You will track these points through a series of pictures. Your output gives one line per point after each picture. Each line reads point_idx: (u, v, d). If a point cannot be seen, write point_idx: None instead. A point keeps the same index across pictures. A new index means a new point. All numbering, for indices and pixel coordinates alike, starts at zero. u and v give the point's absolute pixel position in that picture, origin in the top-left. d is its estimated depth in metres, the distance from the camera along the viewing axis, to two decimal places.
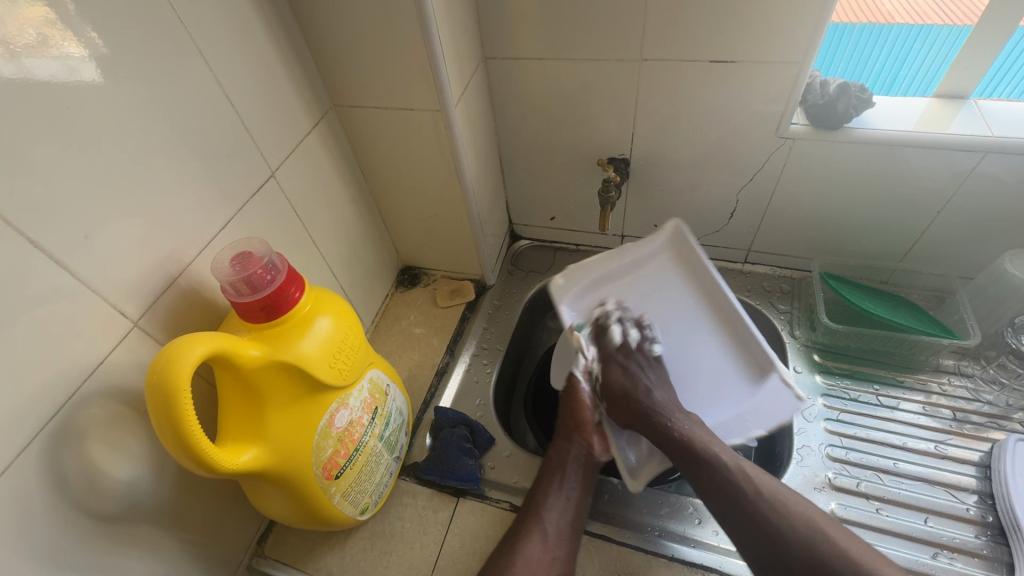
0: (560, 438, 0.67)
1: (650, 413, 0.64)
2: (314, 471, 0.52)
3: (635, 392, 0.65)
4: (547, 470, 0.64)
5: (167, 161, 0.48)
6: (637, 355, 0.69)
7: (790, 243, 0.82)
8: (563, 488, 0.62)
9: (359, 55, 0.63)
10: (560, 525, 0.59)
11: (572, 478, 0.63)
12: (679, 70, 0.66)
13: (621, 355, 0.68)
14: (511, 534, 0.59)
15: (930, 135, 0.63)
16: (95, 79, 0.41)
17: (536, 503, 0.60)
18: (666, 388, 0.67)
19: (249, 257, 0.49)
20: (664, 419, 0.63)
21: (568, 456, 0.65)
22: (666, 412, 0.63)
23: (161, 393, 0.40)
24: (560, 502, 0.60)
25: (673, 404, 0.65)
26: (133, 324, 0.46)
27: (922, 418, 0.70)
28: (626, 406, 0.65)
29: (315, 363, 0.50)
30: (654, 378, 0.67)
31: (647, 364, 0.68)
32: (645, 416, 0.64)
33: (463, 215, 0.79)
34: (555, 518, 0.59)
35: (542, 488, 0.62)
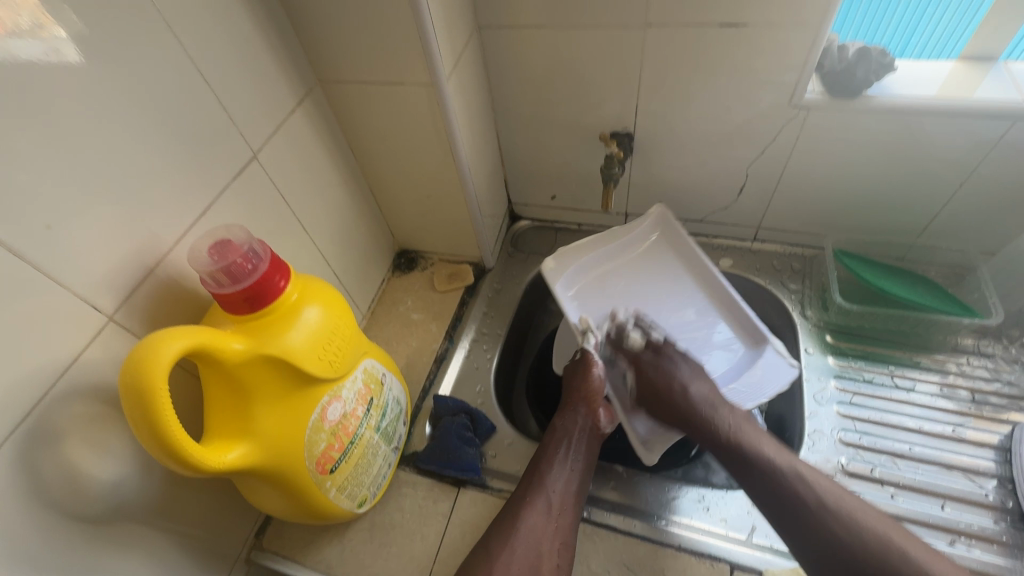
0: (565, 406, 0.65)
1: (693, 412, 0.61)
2: (307, 467, 0.50)
3: (670, 392, 0.63)
4: (550, 438, 0.62)
5: (138, 144, 0.45)
6: (664, 351, 0.66)
7: (802, 219, 0.78)
8: (568, 459, 0.60)
9: (342, 26, 0.58)
10: (565, 497, 0.57)
11: (577, 449, 0.61)
12: (685, 37, 0.62)
13: (648, 357, 0.66)
14: (512, 503, 0.57)
15: (954, 103, 0.59)
16: (77, 60, 0.40)
17: (539, 471, 0.59)
18: (702, 380, 0.63)
19: (227, 245, 0.46)
20: (708, 416, 0.60)
21: (575, 428, 0.63)
22: (706, 408, 0.61)
23: (135, 390, 0.38)
24: (564, 471, 0.59)
25: (712, 395, 0.62)
26: (109, 319, 0.43)
27: (940, 400, 0.67)
28: (663, 408, 0.63)
29: (304, 355, 0.47)
30: (689, 370, 0.64)
31: (680, 358, 0.65)
32: (686, 416, 0.61)
33: (459, 196, 0.76)
34: (560, 489, 0.58)
35: (545, 456, 0.60)
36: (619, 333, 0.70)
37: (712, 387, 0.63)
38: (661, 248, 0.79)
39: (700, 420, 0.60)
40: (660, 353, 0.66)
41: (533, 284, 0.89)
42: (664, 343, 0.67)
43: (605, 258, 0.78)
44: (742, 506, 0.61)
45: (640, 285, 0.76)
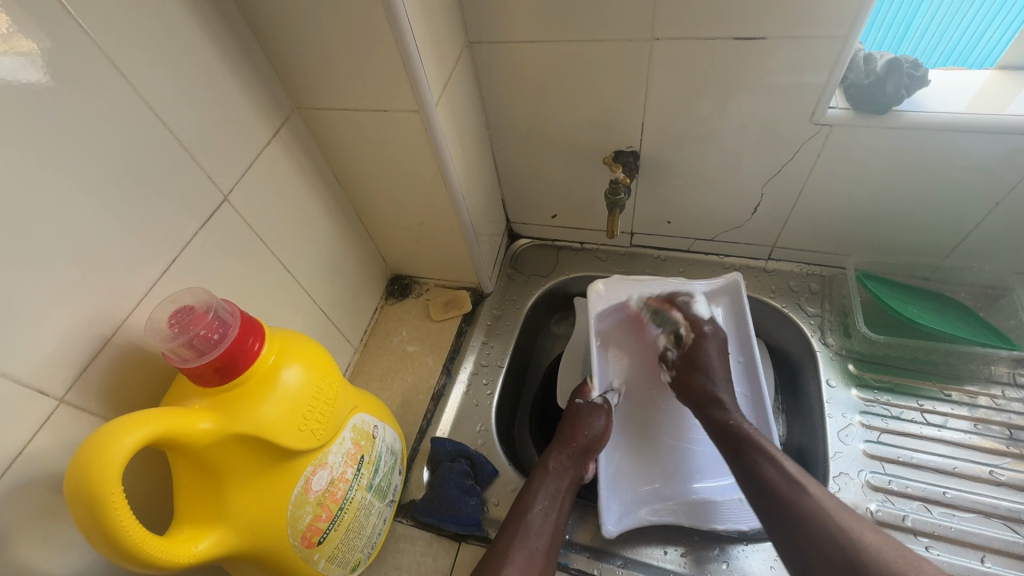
0: (561, 450, 0.62)
1: (710, 405, 0.62)
2: (290, 543, 0.46)
3: (699, 375, 0.64)
4: (539, 484, 0.59)
5: (84, 199, 0.40)
6: (709, 334, 0.66)
7: (822, 237, 0.73)
8: (554, 509, 0.57)
9: (317, 51, 0.53)
10: (545, 552, 0.54)
11: (564, 501, 0.58)
12: (694, 52, 0.57)
13: (690, 339, 0.66)
14: (491, 555, 0.53)
15: (991, 119, 0.54)
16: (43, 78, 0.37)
17: (524, 519, 0.55)
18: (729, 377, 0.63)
19: (191, 313, 0.41)
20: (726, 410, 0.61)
21: (563, 479, 0.60)
22: (729, 405, 0.61)
23: (83, 496, 0.33)
24: (549, 524, 0.56)
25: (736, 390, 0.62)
26: (59, 402, 0.40)
27: (973, 437, 0.63)
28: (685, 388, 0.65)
29: (283, 427, 0.42)
30: (722, 363, 0.64)
31: (716, 342, 0.66)
32: (708, 405, 0.62)
33: (453, 223, 0.71)
34: (542, 543, 0.54)
35: (531, 503, 0.57)
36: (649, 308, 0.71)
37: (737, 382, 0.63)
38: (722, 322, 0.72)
39: (726, 411, 0.61)
40: (703, 336, 0.66)
41: (534, 308, 0.84)
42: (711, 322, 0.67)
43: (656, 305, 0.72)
44: (762, 561, 0.58)
45: None
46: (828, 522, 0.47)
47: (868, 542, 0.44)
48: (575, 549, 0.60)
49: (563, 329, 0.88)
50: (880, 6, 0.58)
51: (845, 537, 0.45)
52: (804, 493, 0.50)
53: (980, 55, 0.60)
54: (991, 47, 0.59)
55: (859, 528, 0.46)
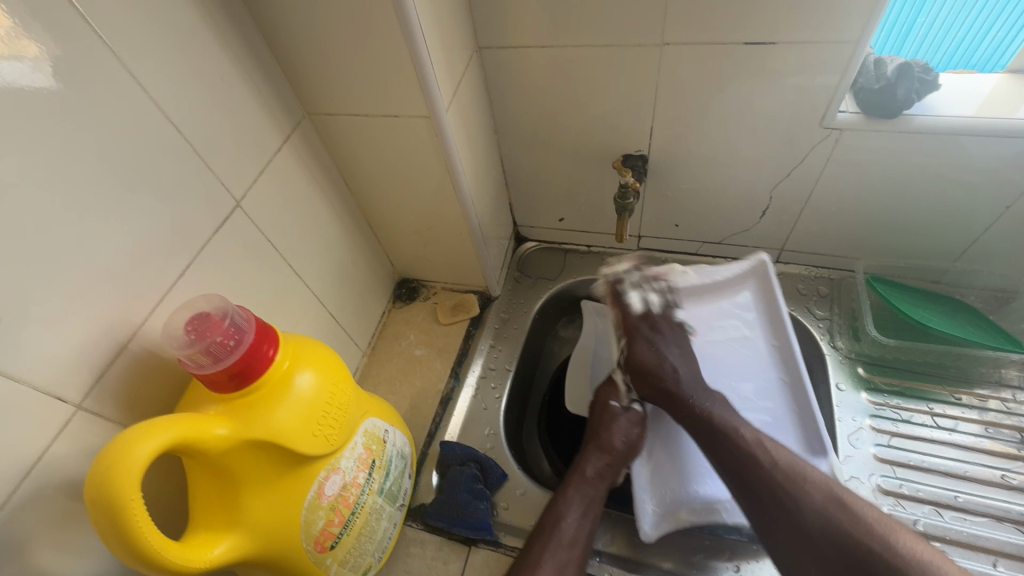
0: (595, 458, 0.61)
1: (676, 391, 0.61)
2: (304, 548, 0.46)
3: (649, 366, 0.63)
4: (573, 492, 0.59)
5: (99, 206, 0.41)
6: (654, 324, 0.67)
7: (831, 240, 0.73)
8: (586, 518, 0.57)
9: (329, 58, 0.54)
10: (576, 561, 0.54)
11: (596, 509, 0.58)
12: (703, 56, 0.57)
13: (641, 325, 0.66)
14: (524, 564, 0.53)
15: (1002, 123, 0.54)
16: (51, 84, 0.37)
17: (558, 528, 0.55)
18: (688, 362, 0.64)
19: (206, 320, 0.42)
20: (687, 398, 0.60)
21: (596, 487, 0.60)
22: (690, 389, 0.61)
23: (102, 501, 0.33)
24: (582, 532, 0.56)
25: (694, 380, 0.62)
26: (77, 408, 0.40)
27: (983, 441, 0.63)
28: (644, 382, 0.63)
29: (297, 433, 0.43)
30: (677, 353, 0.64)
31: (665, 333, 0.66)
32: (666, 391, 0.62)
33: (462, 227, 0.71)
34: (574, 552, 0.54)
35: (565, 512, 0.57)
36: (615, 298, 0.69)
37: (694, 369, 0.64)
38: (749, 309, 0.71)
39: (688, 401, 0.60)
40: (655, 328, 0.66)
41: (542, 312, 0.84)
42: (654, 317, 0.67)
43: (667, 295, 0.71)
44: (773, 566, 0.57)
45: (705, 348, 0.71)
46: (781, 482, 0.52)
47: (816, 500, 0.50)
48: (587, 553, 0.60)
49: (570, 333, 0.88)
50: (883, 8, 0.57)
51: (793, 497, 0.51)
52: (757, 461, 0.54)
53: (984, 56, 0.60)
54: (994, 47, 0.59)
55: (810, 486, 0.51)
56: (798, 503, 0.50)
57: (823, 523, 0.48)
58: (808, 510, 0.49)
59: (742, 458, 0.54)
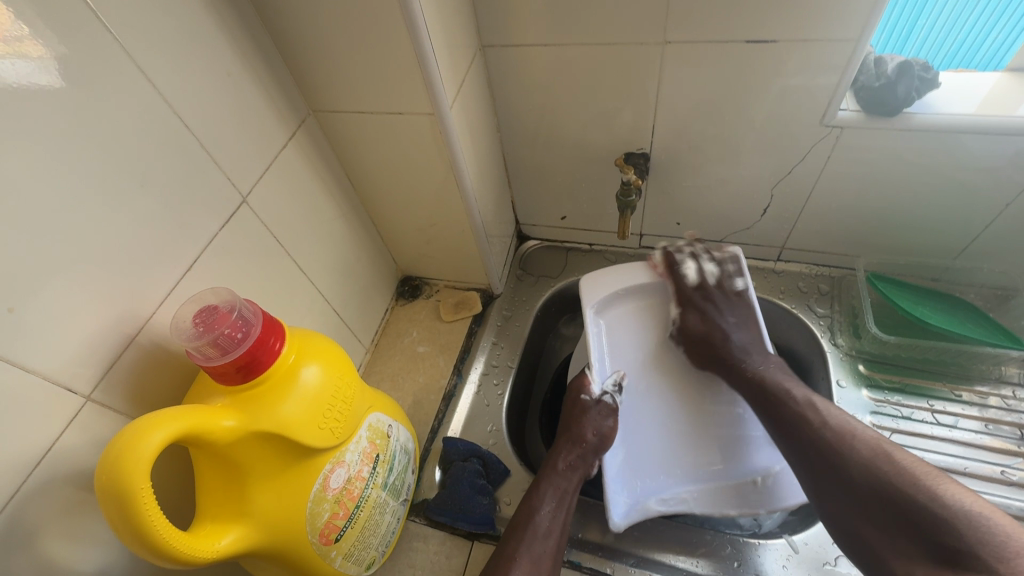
0: (567, 451, 0.62)
1: (727, 355, 0.64)
2: (309, 540, 0.46)
3: (711, 332, 0.65)
4: (546, 486, 0.59)
5: (108, 201, 0.41)
6: (709, 295, 0.67)
7: (832, 238, 0.73)
8: (561, 510, 0.57)
9: (334, 56, 0.54)
10: (552, 554, 0.54)
11: (570, 501, 0.59)
12: (706, 55, 0.57)
13: (697, 296, 0.67)
14: (499, 558, 0.53)
15: (1001, 121, 0.54)
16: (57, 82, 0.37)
17: (531, 521, 0.56)
18: (744, 329, 0.65)
19: (214, 313, 0.42)
20: (738, 361, 0.63)
21: (570, 479, 0.60)
22: (743, 352, 0.64)
23: (112, 491, 0.34)
24: (556, 524, 0.56)
25: (750, 342, 0.64)
26: (85, 400, 0.40)
27: (983, 437, 0.63)
28: (698, 347, 0.66)
29: (303, 425, 0.43)
30: (734, 322, 0.66)
31: (723, 305, 0.66)
32: (716, 355, 0.65)
33: (465, 224, 0.72)
34: (548, 545, 0.55)
35: (538, 505, 0.57)
36: (669, 269, 0.69)
37: (751, 333, 0.65)
38: None
39: (736, 363, 0.63)
40: (708, 299, 0.67)
41: (544, 309, 0.85)
42: (709, 286, 0.67)
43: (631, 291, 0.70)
44: (775, 561, 0.58)
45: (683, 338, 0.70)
46: (827, 438, 0.54)
47: (863, 454, 0.51)
48: (589, 548, 0.61)
49: (572, 330, 0.89)
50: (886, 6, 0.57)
51: (842, 453, 0.52)
52: (808, 423, 0.55)
53: (986, 56, 0.60)
54: (995, 48, 0.59)
55: (857, 442, 0.52)
56: (848, 460, 0.51)
57: (870, 480, 0.50)
58: (854, 467, 0.51)
59: (795, 417, 0.57)
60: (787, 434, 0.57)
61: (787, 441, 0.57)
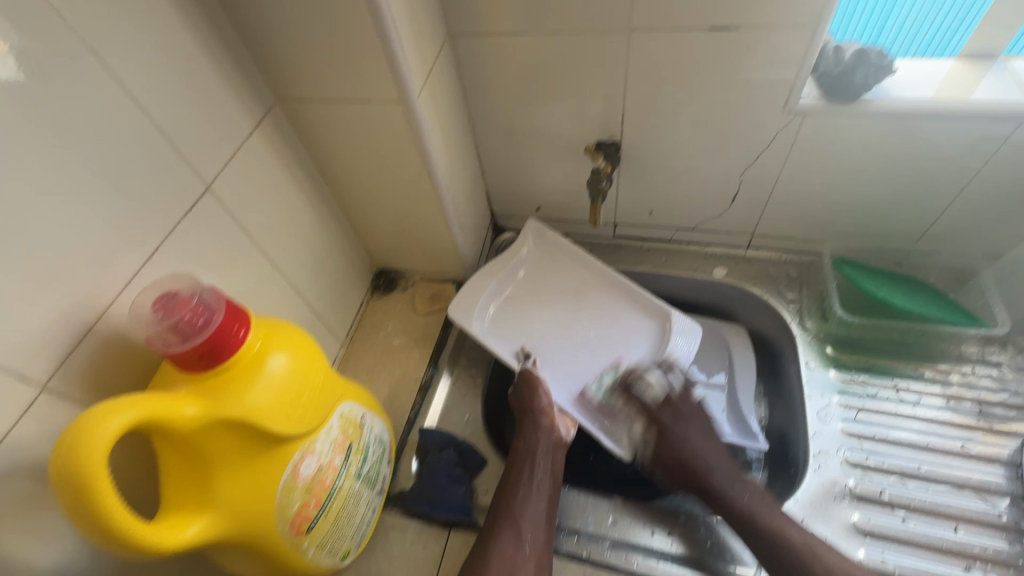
0: (523, 426, 0.65)
1: (707, 481, 0.61)
2: (278, 530, 0.46)
3: (691, 455, 0.63)
4: (515, 463, 0.61)
5: (65, 189, 0.40)
6: (677, 409, 0.67)
7: (800, 224, 0.75)
8: (535, 483, 0.60)
9: (299, 43, 0.54)
10: (535, 522, 0.57)
11: (541, 470, 0.61)
12: (672, 42, 0.58)
13: (666, 415, 0.67)
14: (484, 534, 0.56)
15: (955, 105, 0.56)
16: (11, 73, 0.36)
17: (506, 496, 0.58)
18: (717, 450, 0.64)
19: (175, 299, 0.42)
20: (723, 490, 0.60)
21: (537, 448, 0.62)
22: (721, 479, 0.61)
23: (68, 480, 0.33)
24: (533, 493, 0.59)
25: (726, 468, 0.62)
26: (40, 390, 0.39)
27: (946, 414, 0.65)
28: (680, 473, 0.64)
29: (271, 413, 0.42)
30: (700, 437, 0.65)
31: (692, 418, 0.67)
32: (700, 485, 0.62)
33: (438, 216, 0.72)
34: (528, 516, 0.57)
35: (512, 480, 0.60)
36: (624, 390, 0.69)
37: (720, 453, 0.64)
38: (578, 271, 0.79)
39: (720, 491, 0.60)
40: (676, 412, 0.67)
41: None
42: (686, 397, 0.68)
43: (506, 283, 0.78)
44: None
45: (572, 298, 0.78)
46: None
47: None
48: (565, 532, 0.61)
49: None
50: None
51: None
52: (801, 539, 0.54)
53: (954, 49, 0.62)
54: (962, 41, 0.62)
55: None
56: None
57: None
58: None
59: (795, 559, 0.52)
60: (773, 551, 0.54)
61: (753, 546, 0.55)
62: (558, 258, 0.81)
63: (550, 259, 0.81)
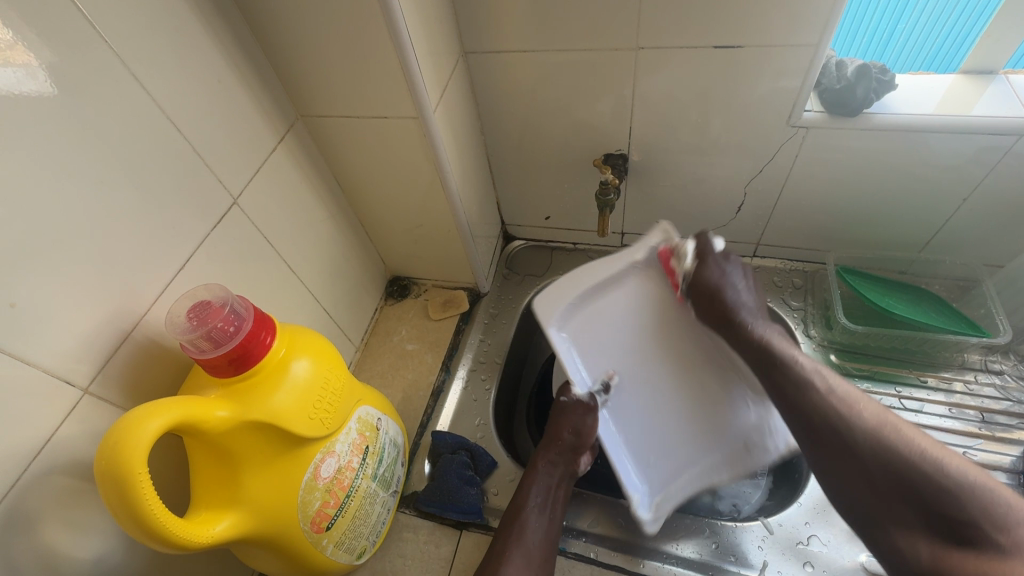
0: (546, 449, 0.64)
1: (733, 317, 0.57)
2: (301, 527, 0.48)
3: (720, 291, 0.59)
4: (531, 486, 0.61)
5: (102, 204, 0.43)
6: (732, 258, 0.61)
7: (805, 233, 0.76)
8: (547, 509, 0.60)
9: (320, 63, 0.56)
10: (543, 547, 0.57)
11: (556, 498, 0.61)
12: (678, 58, 0.60)
13: (715, 254, 0.60)
14: (491, 555, 0.55)
15: (954, 119, 0.57)
16: (50, 91, 0.39)
17: (520, 520, 0.58)
18: (752, 293, 0.60)
19: (207, 307, 0.44)
20: (746, 322, 0.57)
21: (556, 475, 0.63)
22: (750, 314, 0.58)
23: (111, 477, 0.35)
24: (545, 520, 0.59)
25: (757, 307, 0.59)
26: (84, 392, 0.42)
27: (949, 421, 0.66)
28: (707, 308, 0.59)
29: (294, 416, 0.45)
30: (745, 285, 0.60)
31: (741, 264, 0.61)
32: (724, 316, 0.58)
33: (451, 225, 0.74)
34: (537, 540, 0.57)
35: (526, 504, 0.59)
36: (700, 239, 0.63)
37: (756, 298, 0.60)
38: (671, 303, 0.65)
39: (742, 326, 0.57)
40: (727, 257, 0.61)
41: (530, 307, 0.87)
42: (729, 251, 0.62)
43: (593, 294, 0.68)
44: (750, 540, 0.60)
45: (662, 344, 0.65)
46: None
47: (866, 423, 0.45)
48: (573, 534, 0.63)
49: None
50: (873, 8, 0.61)
51: None
52: (813, 388, 0.49)
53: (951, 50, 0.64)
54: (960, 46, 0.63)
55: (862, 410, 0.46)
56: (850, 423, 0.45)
57: (876, 449, 0.43)
58: (861, 439, 0.44)
59: (795, 382, 0.50)
60: (781, 402, 0.51)
61: (770, 383, 0.53)
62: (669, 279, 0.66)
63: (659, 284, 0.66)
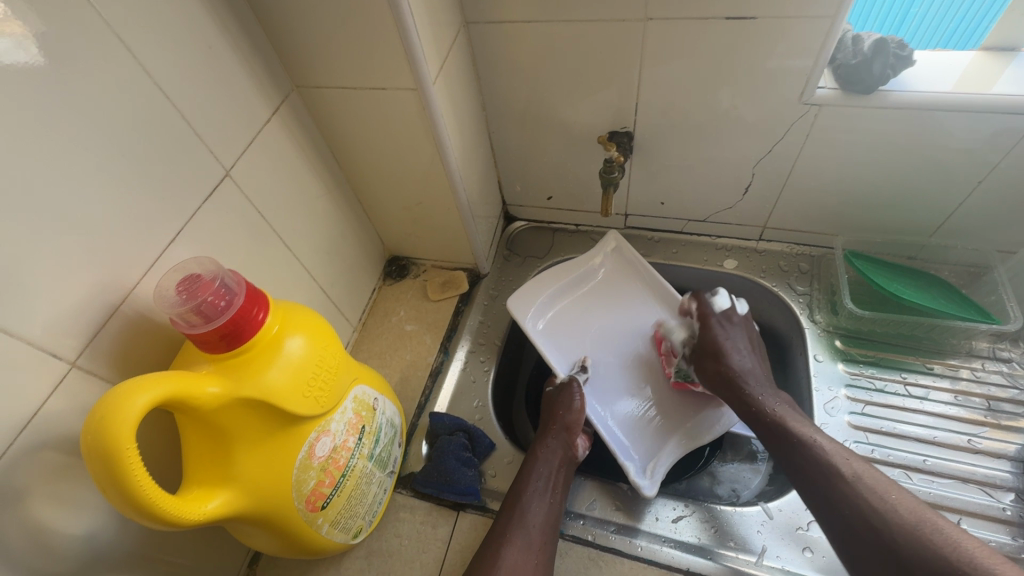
0: (546, 435, 0.65)
1: (740, 382, 0.64)
2: (295, 506, 0.48)
3: (723, 355, 0.66)
4: (531, 471, 0.61)
5: (89, 174, 0.41)
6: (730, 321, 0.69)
7: (813, 216, 0.74)
8: (547, 493, 0.60)
9: (316, 31, 0.54)
10: (544, 530, 0.57)
11: (557, 482, 0.61)
12: (689, 31, 0.58)
13: (717, 320, 0.68)
14: (492, 539, 0.56)
15: (974, 98, 0.55)
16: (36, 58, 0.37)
17: (520, 504, 0.58)
18: (754, 355, 0.66)
19: (197, 280, 0.43)
20: (753, 391, 0.63)
21: (555, 459, 0.63)
22: (755, 381, 0.64)
23: (98, 452, 0.34)
24: (545, 503, 0.59)
25: (761, 372, 0.65)
26: (72, 365, 0.41)
27: (954, 409, 0.65)
28: (712, 369, 0.66)
29: (287, 394, 0.44)
30: (747, 352, 0.66)
31: (742, 328, 0.68)
32: (728, 374, 0.65)
33: (451, 204, 0.72)
34: (539, 522, 0.57)
35: (527, 488, 0.59)
36: (698, 300, 0.71)
37: (760, 362, 0.66)
38: (627, 292, 0.80)
39: (751, 393, 0.63)
40: (730, 319, 0.68)
41: None
42: (734, 312, 0.69)
43: (564, 292, 0.80)
44: (749, 525, 0.60)
45: (619, 321, 0.79)
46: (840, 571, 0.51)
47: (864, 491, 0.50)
48: (572, 516, 0.62)
49: None
50: None
51: None
52: (814, 448, 0.55)
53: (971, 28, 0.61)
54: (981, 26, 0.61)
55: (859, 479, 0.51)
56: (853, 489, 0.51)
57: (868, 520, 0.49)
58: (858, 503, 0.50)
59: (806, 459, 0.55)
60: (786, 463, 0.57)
61: (782, 456, 0.58)
62: (624, 273, 0.81)
63: (621, 276, 0.81)
